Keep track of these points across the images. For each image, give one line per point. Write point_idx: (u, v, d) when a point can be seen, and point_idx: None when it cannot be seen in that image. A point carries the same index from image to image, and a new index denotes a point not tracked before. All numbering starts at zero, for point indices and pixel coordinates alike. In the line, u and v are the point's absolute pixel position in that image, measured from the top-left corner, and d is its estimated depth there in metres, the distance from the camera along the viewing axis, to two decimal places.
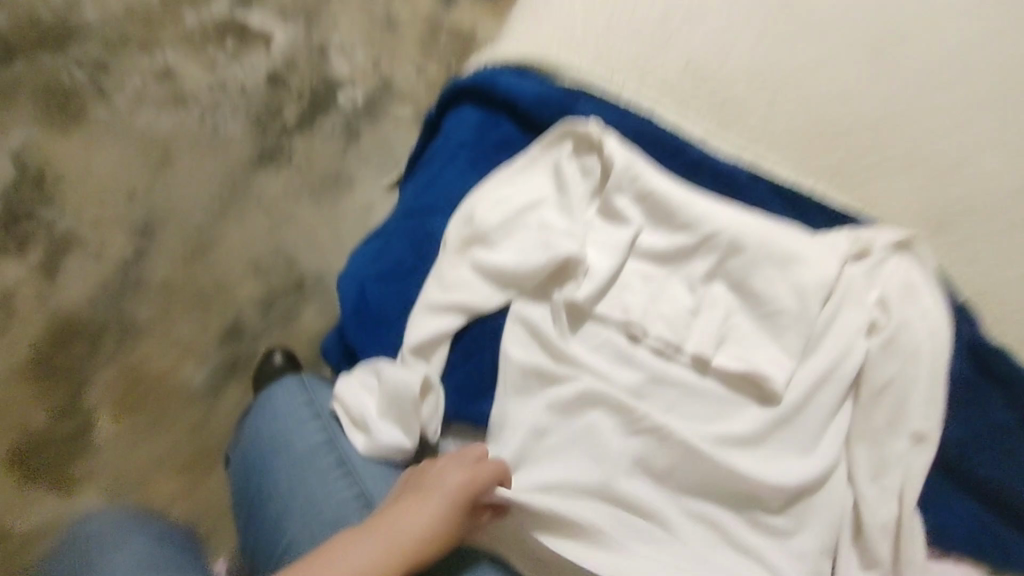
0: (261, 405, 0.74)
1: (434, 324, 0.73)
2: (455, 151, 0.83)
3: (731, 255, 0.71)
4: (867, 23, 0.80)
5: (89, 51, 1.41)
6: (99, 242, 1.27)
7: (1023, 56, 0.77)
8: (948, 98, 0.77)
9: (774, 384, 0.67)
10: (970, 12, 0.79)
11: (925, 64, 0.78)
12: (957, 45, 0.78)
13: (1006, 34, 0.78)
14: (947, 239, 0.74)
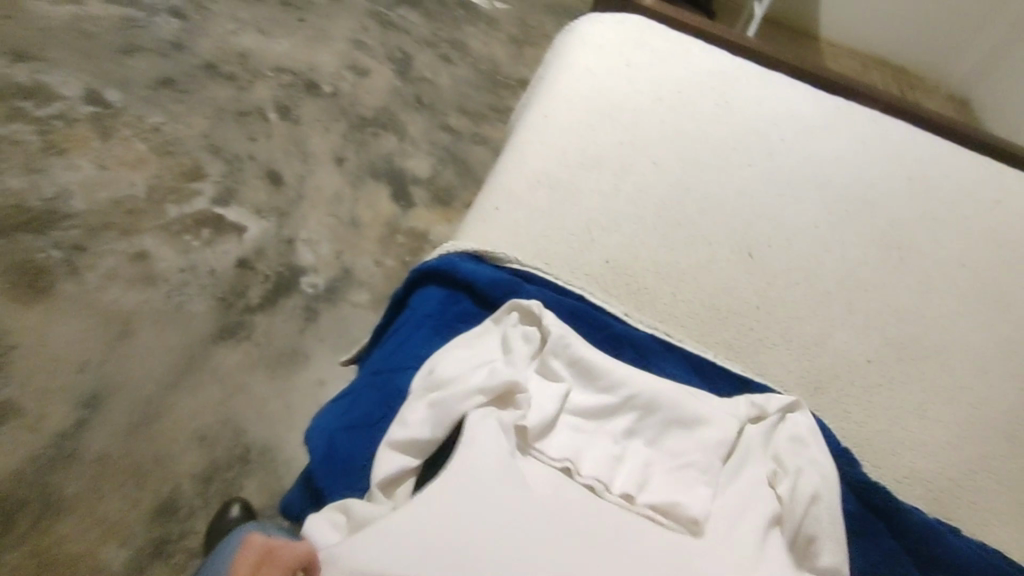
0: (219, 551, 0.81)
1: (403, 460, 0.74)
2: (422, 320, 0.88)
3: (648, 413, 0.78)
4: (736, 240, 1.07)
5: (69, 235, 1.53)
6: (39, 413, 1.26)
7: (838, 269, 1.07)
8: (799, 295, 1.03)
9: (691, 529, 0.70)
10: (800, 238, 1.10)
11: (778, 270, 1.05)
12: (796, 258, 1.07)
13: (825, 253, 1.09)
14: (822, 398, 0.92)
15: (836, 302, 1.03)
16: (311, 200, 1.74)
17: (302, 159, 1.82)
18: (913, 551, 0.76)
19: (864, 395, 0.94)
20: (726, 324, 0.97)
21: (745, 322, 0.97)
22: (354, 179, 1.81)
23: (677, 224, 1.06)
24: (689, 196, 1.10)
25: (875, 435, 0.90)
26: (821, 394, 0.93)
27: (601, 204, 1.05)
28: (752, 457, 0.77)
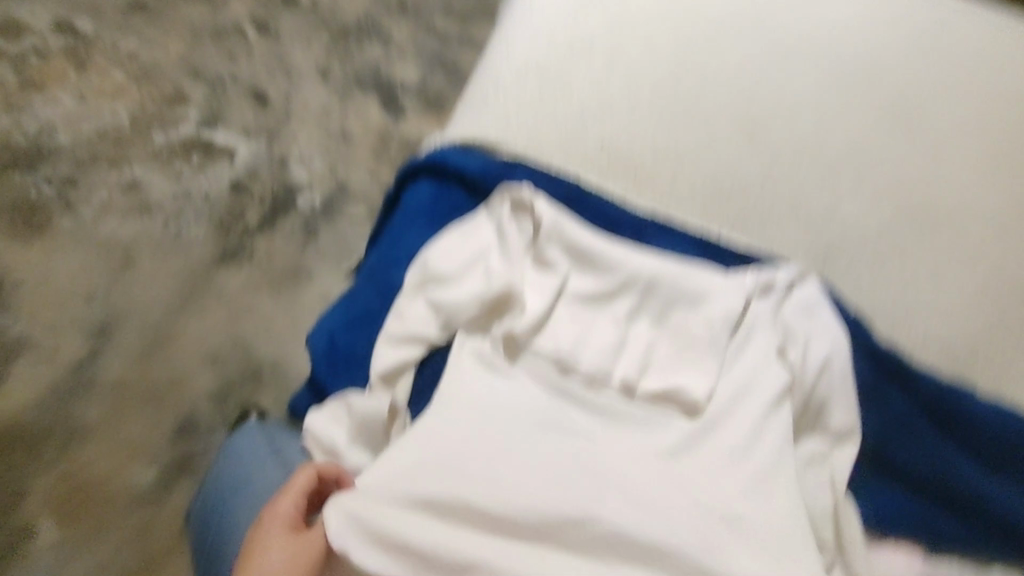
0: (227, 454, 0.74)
1: (398, 354, 0.71)
2: (415, 215, 0.84)
3: (650, 293, 0.74)
4: (742, 107, 0.97)
5: (59, 169, 1.50)
6: (53, 346, 1.28)
7: (857, 131, 0.97)
8: (813, 163, 0.94)
9: (696, 402, 0.69)
10: (815, 101, 0.99)
11: (793, 137, 0.96)
12: (811, 122, 0.97)
13: (845, 115, 0.98)
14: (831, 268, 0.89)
15: (853, 168, 0.95)
16: (299, 116, 1.68)
17: (286, 75, 1.73)
18: (934, 403, 0.73)
19: (878, 262, 0.89)
20: (729, 202, 0.91)
21: (750, 197, 0.92)
22: (342, 92, 1.72)
23: (677, 97, 0.97)
24: (684, 78, 0.98)
25: (887, 302, 0.87)
26: (829, 267, 0.89)
27: (590, 83, 0.96)
28: (758, 330, 0.74)
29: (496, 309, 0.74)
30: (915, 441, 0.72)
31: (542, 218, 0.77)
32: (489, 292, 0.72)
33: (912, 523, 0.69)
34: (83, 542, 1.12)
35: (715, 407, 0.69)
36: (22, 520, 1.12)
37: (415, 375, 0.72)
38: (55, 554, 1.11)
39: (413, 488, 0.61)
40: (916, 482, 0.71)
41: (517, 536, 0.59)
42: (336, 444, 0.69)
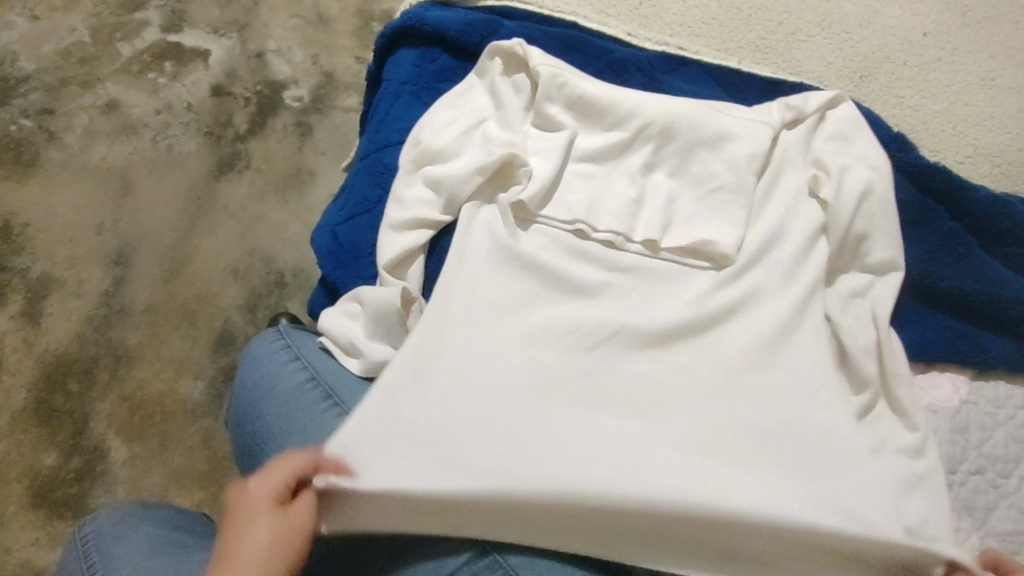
0: (245, 361, 0.69)
1: (403, 241, 0.66)
2: (398, 90, 0.76)
3: (666, 142, 0.68)
4: None
5: (33, 99, 1.42)
6: (77, 279, 1.27)
7: None
8: None
9: (723, 251, 0.64)
10: None
11: None
12: None
13: None
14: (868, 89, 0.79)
15: None
16: (268, 3, 1.54)
17: None
18: (980, 220, 0.69)
19: (921, 74, 0.80)
20: (748, 26, 0.81)
21: (775, 17, 0.82)
22: None
23: None
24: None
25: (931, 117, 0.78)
26: (864, 89, 0.80)
27: None
28: (788, 167, 0.68)
29: (501, 179, 0.68)
30: (958, 264, 0.68)
31: (538, 73, 0.69)
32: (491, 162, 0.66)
33: (957, 344, 0.67)
34: (152, 458, 1.15)
35: (746, 258, 0.64)
36: (91, 447, 1.15)
37: (425, 262, 0.68)
38: (129, 470, 1.14)
39: (408, 383, 0.57)
40: (964, 303, 0.67)
41: (508, 419, 0.57)
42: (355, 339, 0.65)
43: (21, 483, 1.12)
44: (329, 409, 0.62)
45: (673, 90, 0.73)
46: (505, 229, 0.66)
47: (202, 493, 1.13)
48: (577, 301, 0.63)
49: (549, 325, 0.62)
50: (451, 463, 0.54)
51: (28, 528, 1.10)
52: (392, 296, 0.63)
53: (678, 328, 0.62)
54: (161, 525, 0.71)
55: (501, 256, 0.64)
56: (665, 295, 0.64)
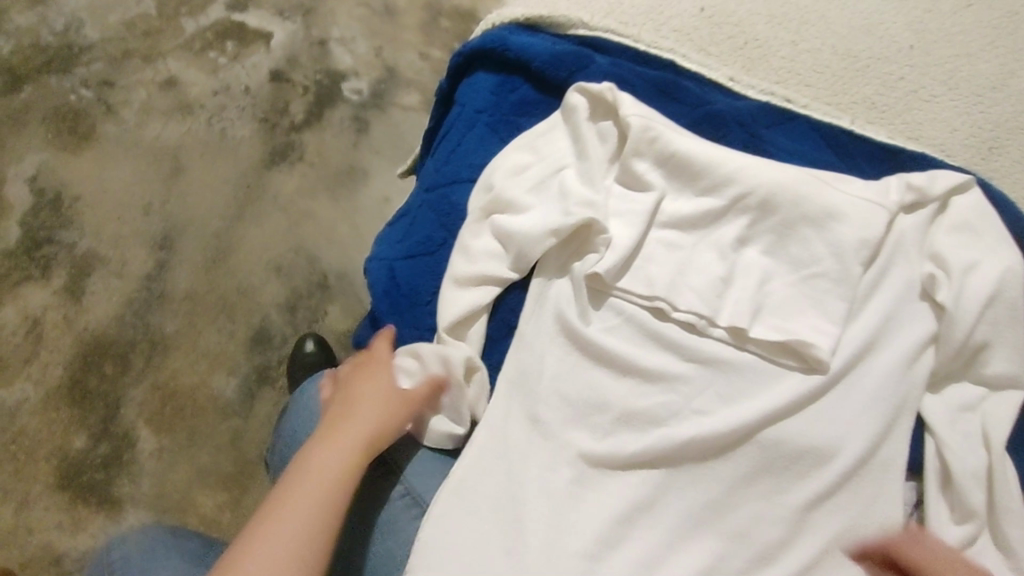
0: (293, 405, 0.68)
1: (468, 299, 0.62)
2: (473, 118, 0.71)
3: (764, 215, 0.61)
4: None
5: (94, 69, 1.40)
6: (121, 260, 1.25)
7: None
8: (968, 27, 0.74)
9: (820, 352, 0.57)
10: None
11: None
12: None
13: None
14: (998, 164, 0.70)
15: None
16: None
17: None
18: None
19: None
20: (864, 79, 0.73)
21: (893, 70, 0.73)
22: None
23: None
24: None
25: None
26: (988, 164, 0.71)
27: None
28: (899, 259, 0.60)
29: (576, 242, 0.63)
30: None
31: (628, 126, 0.63)
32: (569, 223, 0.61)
33: None
34: (180, 453, 1.13)
35: (841, 361, 0.58)
36: (121, 434, 1.14)
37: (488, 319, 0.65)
38: (156, 462, 1.13)
39: (471, 473, 0.59)
40: None
41: (562, 519, 0.56)
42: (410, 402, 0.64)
43: (50, 463, 1.12)
44: (383, 477, 0.62)
45: (778, 150, 0.67)
46: (576, 307, 0.61)
47: (226, 495, 1.12)
48: (648, 397, 0.59)
49: (618, 427, 0.59)
50: (501, 555, 0.55)
51: (52, 510, 1.09)
52: (453, 360, 0.60)
53: (761, 441, 0.56)
54: (190, 556, 0.69)
55: (574, 343, 0.61)
56: (746, 399, 0.58)
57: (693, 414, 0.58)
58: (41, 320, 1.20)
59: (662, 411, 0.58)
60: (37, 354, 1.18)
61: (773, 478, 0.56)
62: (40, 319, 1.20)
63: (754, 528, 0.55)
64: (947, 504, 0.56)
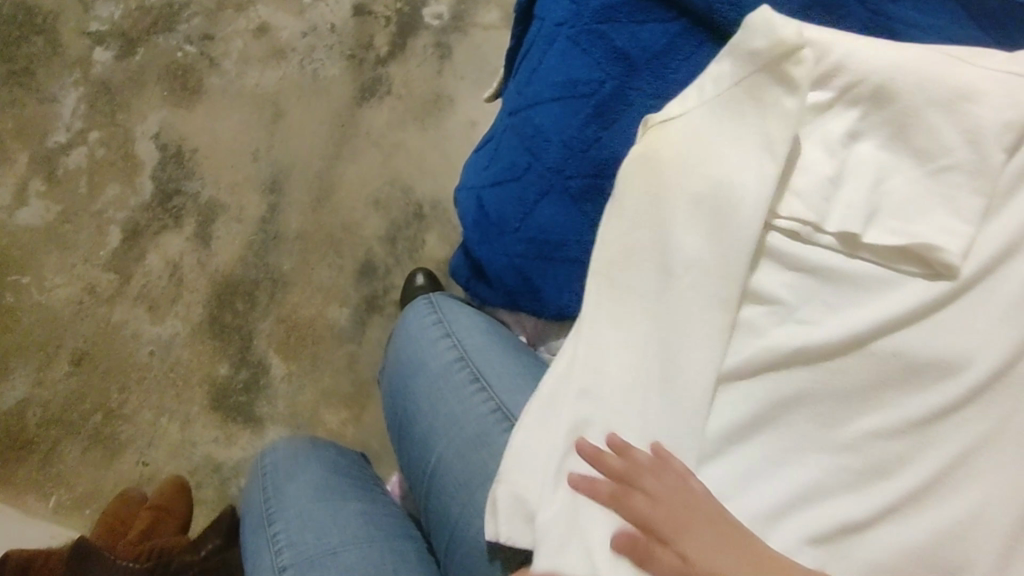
0: (396, 332, 0.67)
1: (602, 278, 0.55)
2: (553, 34, 0.64)
3: (877, 105, 0.52)
4: None
5: (194, 25, 1.45)
6: (238, 205, 1.35)
7: None
8: None
9: (949, 258, 0.50)
10: None
11: None
12: None
13: None
14: None
15: None
16: None
17: None
18: None
19: None
20: None
21: None
22: None
23: None
24: None
25: None
26: None
27: None
28: None
29: (690, 129, 0.54)
30: None
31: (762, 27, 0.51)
32: (735, 185, 0.52)
33: None
34: (307, 375, 1.26)
35: (975, 266, 0.50)
36: (257, 361, 1.27)
37: (550, 237, 0.60)
38: (287, 385, 1.26)
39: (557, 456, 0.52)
40: None
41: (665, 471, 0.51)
42: (619, 205, 0.55)
43: (203, 388, 1.28)
44: (474, 394, 0.60)
45: (910, 27, 0.58)
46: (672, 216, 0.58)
47: (349, 413, 1.24)
48: (749, 316, 0.53)
49: (737, 367, 0.52)
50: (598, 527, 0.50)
51: (210, 426, 1.26)
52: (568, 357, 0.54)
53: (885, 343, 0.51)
54: (327, 470, 0.70)
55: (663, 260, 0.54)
56: (854, 314, 0.52)
57: (795, 323, 0.52)
58: (180, 264, 1.34)
59: (762, 327, 0.53)
60: (181, 295, 1.33)
61: (886, 394, 0.51)
62: (179, 264, 1.34)
63: (878, 456, 0.50)
64: None
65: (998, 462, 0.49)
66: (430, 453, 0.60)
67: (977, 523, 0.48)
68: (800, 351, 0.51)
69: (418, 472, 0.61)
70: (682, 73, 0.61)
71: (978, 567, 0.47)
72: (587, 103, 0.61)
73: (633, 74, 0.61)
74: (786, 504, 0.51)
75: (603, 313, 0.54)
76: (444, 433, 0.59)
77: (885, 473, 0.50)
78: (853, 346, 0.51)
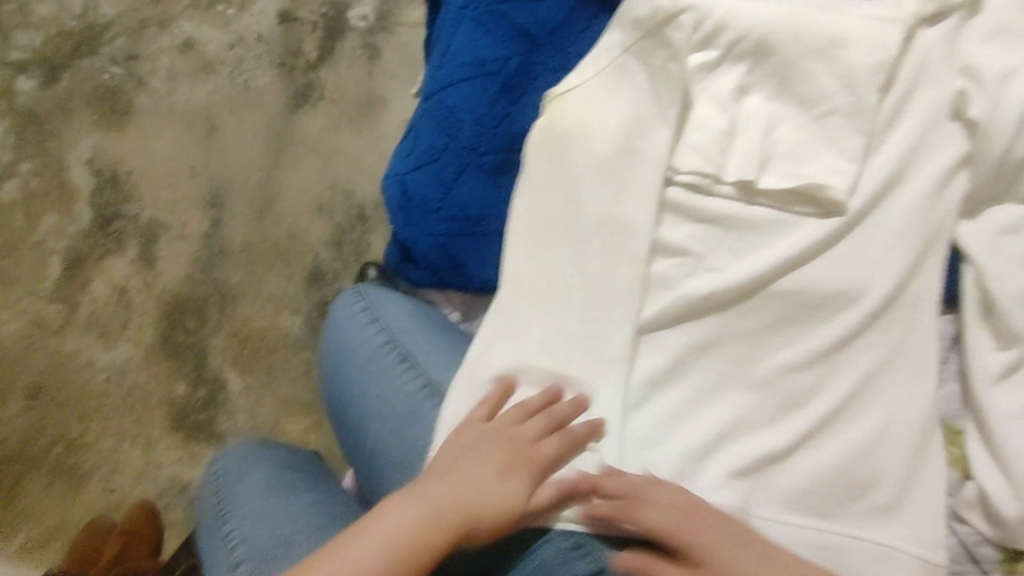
0: (327, 325, 0.68)
1: (520, 250, 0.57)
2: (457, 17, 0.66)
3: (760, 60, 0.56)
4: None
5: (118, 46, 1.41)
6: (180, 223, 1.34)
7: None
8: None
9: (834, 194, 0.54)
10: None
11: None
12: None
13: None
14: None
15: None
16: None
17: None
18: None
19: None
20: None
21: None
22: None
23: None
24: None
25: None
26: None
27: None
28: (926, 83, 0.55)
29: (590, 102, 0.57)
30: None
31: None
32: (635, 150, 0.56)
33: None
34: (266, 386, 1.25)
35: (861, 201, 0.54)
36: (213, 378, 1.26)
37: (470, 215, 0.63)
38: (246, 398, 1.25)
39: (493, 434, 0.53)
40: None
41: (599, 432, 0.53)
42: (532, 181, 0.58)
43: (161, 410, 1.26)
44: (405, 372, 0.61)
45: None
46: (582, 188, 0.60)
47: (311, 419, 1.24)
48: (661, 271, 0.56)
49: (655, 317, 0.55)
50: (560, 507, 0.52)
51: (172, 447, 1.25)
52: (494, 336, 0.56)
53: (785, 281, 0.54)
54: (277, 467, 0.71)
55: (577, 227, 0.56)
56: (757, 257, 0.55)
57: (704, 272, 0.55)
58: (126, 289, 1.32)
59: (673, 278, 0.56)
60: (130, 319, 1.31)
61: (792, 329, 0.54)
62: (125, 289, 1.32)
63: (788, 389, 0.53)
64: (958, 354, 0.55)
65: (897, 384, 0.52)
66: (368, 435, 0.62)
67: (885, 443, 0.51)
68: (711, 295, 0.54)
69: (361, 454, 0.63)
70: (580, 46, 0.64)
71: (887, 480, 0.50)
72: (494, 81, 0.63)
73: (535, 50, 0.64)
74: (713, 447, 0.53)
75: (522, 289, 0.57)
76: (379, 413, 0.61)
77: (799, 407, 0.53)
78: (756, 286, 0.54)
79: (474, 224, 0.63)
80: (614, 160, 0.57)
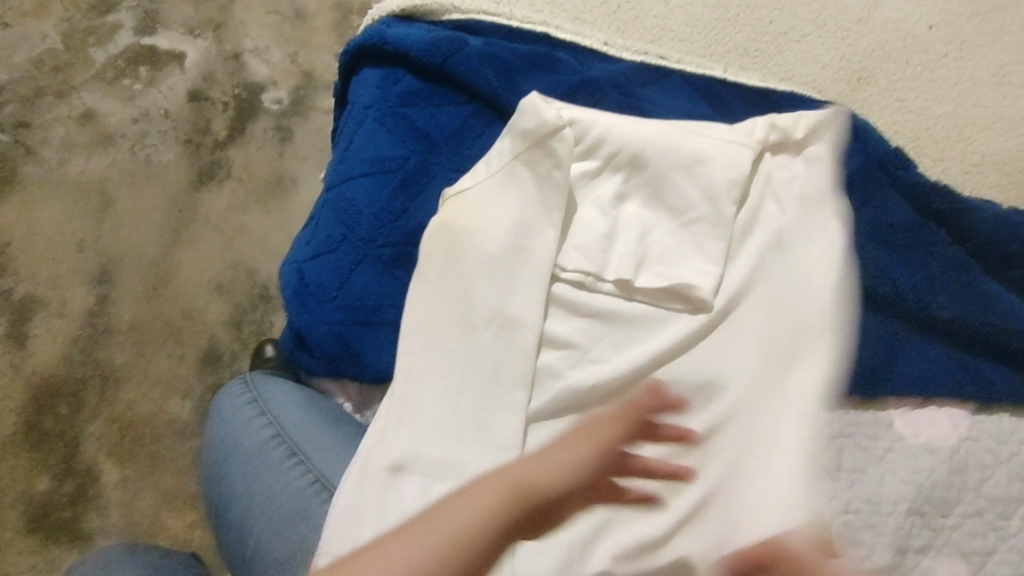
0: (212, 418, 0.65)
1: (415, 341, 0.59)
2: (362, 116, 0.69)
3: (635, 172, 0.63)
4: None
5: (5, 111, 1.32)
6: (60, 300, 1.24)
7: None
8: None
9: (700, 293, 0.59)
10: None
11: None
12: None
13: None
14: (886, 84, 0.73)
15: None
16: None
17: None
18: (976, 255, 0.66)
19: (922, 73, 0.73)
20: (734, 28, 0.74)
21: (764, 16, 0.74)
22: None
23: None
24: None
25: (945, 133, 0.72)
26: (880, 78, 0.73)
27: None
28: (772, 199, 0.64)
29: (484, 203, 0.61)
30: (957, 295, 0.64)
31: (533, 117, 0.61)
32: (524, 248, 0.60)
33: (956, 377, 0.63)
34: (145, 479, 1.15)
35: (723, 300, 0.60)
36: (83, 470, 1.15)
37: (367, 305, 0.64)
38: (121, 492, 1.14)
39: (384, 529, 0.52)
40: (959, 329, 0.64)
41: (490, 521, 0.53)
42: (428, 276, 0.60)
43: (17, 509, 1.13)
44: (293, 467, 0.59)
45: (652, 107, 0.70)
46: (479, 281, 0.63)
47: (195, 514, 1.15)
48: (549, 362, 0.59)
49: (543, 407, 0.58)
50: None
51: (27, 551, 1.11)
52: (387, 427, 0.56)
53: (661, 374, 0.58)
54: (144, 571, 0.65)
55: (469, 320, 0.59)
56: (634, 351, 0.59)
57: (588, 363, 0.59)
58: None
59: (560, 369, 0.59)
60: None
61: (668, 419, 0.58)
62: None
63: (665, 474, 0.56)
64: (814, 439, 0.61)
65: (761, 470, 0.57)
66: (248, 535, 0.58)
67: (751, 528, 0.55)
68: (594, 386, 0.58)
69: (239, 557, 0.59)
70: (476, 150, 0.69)
71: None
72: (394, 178, 0.66)
73: (434, 151, 0.68)
74: (598, 532, 0.54)
75: (417, 379, 0.57)
76: (262, 511, 0.58)
77: (676, 490, 0.56)
78: (635, 377, 0.58)
79: (370, 314, 0.64)
80: (505, 256, 0.60)
